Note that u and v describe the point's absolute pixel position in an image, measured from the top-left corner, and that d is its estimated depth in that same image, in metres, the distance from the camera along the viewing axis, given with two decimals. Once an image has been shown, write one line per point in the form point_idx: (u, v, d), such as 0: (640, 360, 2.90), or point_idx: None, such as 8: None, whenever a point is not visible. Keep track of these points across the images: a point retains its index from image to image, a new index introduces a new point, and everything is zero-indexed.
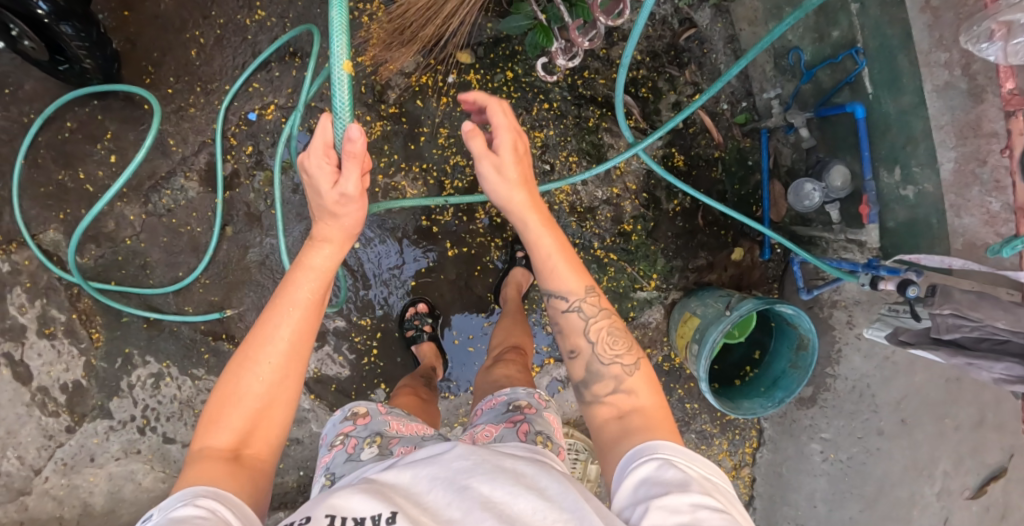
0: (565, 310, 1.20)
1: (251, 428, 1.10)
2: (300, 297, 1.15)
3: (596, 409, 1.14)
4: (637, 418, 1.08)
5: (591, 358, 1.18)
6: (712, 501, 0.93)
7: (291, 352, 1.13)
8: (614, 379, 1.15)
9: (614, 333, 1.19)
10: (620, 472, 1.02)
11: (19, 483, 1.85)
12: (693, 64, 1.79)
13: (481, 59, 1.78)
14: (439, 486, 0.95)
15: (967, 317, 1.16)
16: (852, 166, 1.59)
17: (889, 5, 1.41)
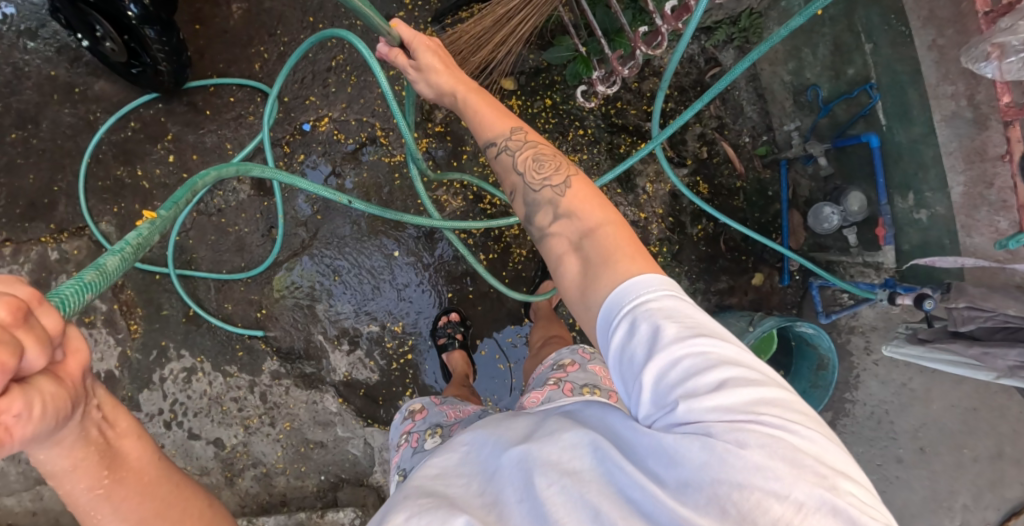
0: (496, 154, 1.18)
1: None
2: (89, 481, 0.83)
3: (549, 243, 1.10)
4: (590, 247, 1.02)
5: (525, 190, 1.15)
6: (688, 341, 0.86)
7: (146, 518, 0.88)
8: (551, 204, 1.11)
9: (540, 159, 1.15)
10: (604, 334, 0.95)
11: (38, 472, 1.90)
12: (718, 99, 1.93)
13: (523, 87, 1.90)
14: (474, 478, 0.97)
15: (982, 307, 1.31)
16: (868, 193, 1.71)
17: (900, 44, 1.55)
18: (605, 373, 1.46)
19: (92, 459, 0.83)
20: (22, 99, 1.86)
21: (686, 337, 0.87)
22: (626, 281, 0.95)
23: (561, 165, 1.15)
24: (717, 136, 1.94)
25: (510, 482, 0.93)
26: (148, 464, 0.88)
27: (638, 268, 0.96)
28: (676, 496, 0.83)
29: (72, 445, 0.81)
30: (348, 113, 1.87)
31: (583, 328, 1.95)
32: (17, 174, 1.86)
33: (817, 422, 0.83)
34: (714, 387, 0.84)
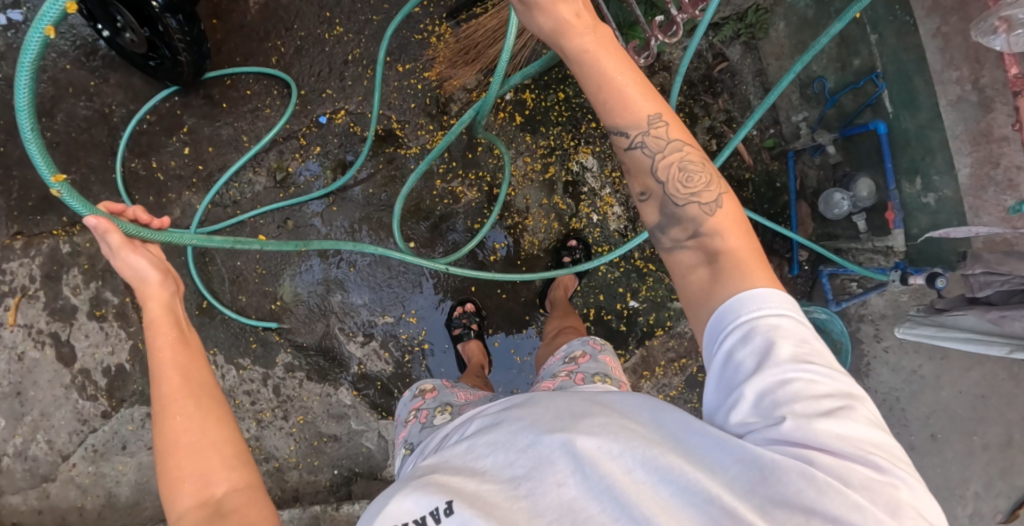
0: (628, 149, 1.08)
1: (206, 475, 1.03)
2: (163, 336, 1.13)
3: (677, 256, 1.08)
4: (729, 263, 1.01)
5: (663, 198, 1.09)
6: (803, 367, 0.92)
7: (188, 384, 1.10)
8: (693, 221, 1.07)
9: (688, 170, 1.08)
10: (711, 337, 0.99)
11: (45, 469, 1.86)
12: (726, 94, 1.99)
13: (537, 81, 1.90)
14: (498, 451, 0.97)
15: (998, 271, 1.35)
16: (876, 179, 1.75)
17: (905, 34, 1.61)
18: (616, 364, 1.47)
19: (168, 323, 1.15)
20: (37, 92, 1.87)
21: (803, 360, 0.92)
22: (753, 287, 0.97)
23: (707, 177, 1.08)
24: (726, 129, 1.99)
25: (539, 468, 0.92)
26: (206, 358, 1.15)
27: (767, 282, 0.98)
28: (759, 514, 0.86)
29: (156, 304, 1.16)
30: (365, 106, 1.90)
31: (596, 320, 1.93)
32: (30, 166, 1.86)
33: (909, 468, 0.90)
34: (825, 414, 0.89)
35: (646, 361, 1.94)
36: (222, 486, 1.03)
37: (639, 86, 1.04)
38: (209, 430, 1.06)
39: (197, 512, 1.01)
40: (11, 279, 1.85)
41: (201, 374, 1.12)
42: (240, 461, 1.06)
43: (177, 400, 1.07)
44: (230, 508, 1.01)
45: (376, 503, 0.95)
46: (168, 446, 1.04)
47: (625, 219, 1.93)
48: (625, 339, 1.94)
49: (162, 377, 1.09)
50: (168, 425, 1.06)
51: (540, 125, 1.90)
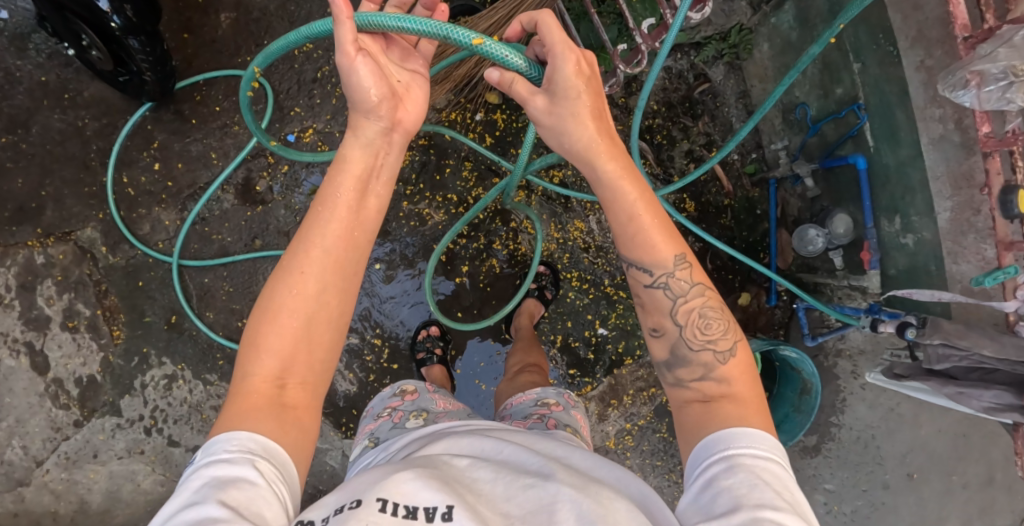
0: (650, 286, 1.12)
1: (294, 356, 1.00)
2: (345, 193, 1.04)
3: (681, 392, 1.12)
4: (728, 407, 1.05)
5: (677, 341, 1.12)
6: (783, 513, 0.91)
7: (332, 258, 1.02)
8: (704, 366, 1.10)
9: (706, 316, 1.12)
10: (697, 461, 1.02)
11: (20, 474, 1.91)
12: (707, 116, 1.90)
13: (508, 101, 1.87)
14: (500, 480, 1.00)
15: (957, 346, 1.24)
16: (854, 215, 1.67)
17: (887, 64, 1.50)
18: (585, 423, 1.44)
19: (358, 178, 1.05)
20: (13, 103, 1.87)
21: (783, 507, 0.92)
22: (748, 425, 1.02)
23: (724, 324, 1.12)
24: (705, 153, 1.90)
25: (539, 512, 0.95)
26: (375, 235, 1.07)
27: (761, 427, 1.02)
28: None
29: (371, 146, 1.07)
30: (336, 125, 1.88)
31: (564, 347, 1.89)
32: (5, 178, 1.87)
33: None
34: None
35: (614, 390, 1.89)
36: (298, 376, 1.01)
37: (665, 227, 1.11)
38: (322, 316, 1.02)
39: (266, 387, 0.98)
40: None
41: (352, 256, 1.04)
42: (325, 360, 1.03)
43: (313, 269, 1.01)
44: (292, 403, 0.99)
45: (371, 478, 0.99)
46: (272, 308, 1.00)
47: (593, 248, 1.89)
48: (592, 367, 1.89)
49: (316, 237, 1.02)
50: (285, 289, 1.01)
51: (511, 147, 1.89)
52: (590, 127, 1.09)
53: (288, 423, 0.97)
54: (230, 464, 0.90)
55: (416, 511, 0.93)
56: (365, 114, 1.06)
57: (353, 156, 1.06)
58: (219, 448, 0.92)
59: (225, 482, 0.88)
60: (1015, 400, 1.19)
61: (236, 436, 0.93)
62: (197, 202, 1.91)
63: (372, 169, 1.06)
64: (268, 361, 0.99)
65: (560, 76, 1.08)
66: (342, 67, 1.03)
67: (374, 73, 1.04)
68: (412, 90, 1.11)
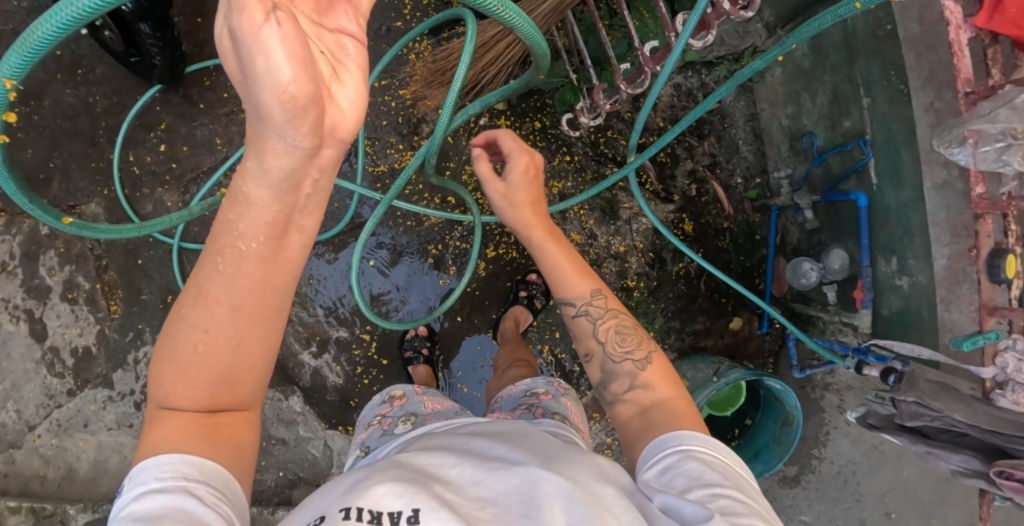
0: (576, 316, 1.21)
1: (215, 397, 0.92)
2: (253, 244, 0.86)
3: (618, 407, 1.13)
4: (659, 414, 1.06)
5: (603, 358, 1.18)
6: (731, 490, 0.92)
7: (243, 309, 0.89)
8: (628, 375, 1.14)
9: (622, 332, 1.19)
10: (646, 459, 1.01)
11: (12, 436, 1.96)
12: (713, 136, 1.87)
13: (514, 107, 1.83)
14: (467, 465, 0.93)
15: (929, 406, 1.23)
16: (851, 250, 1.64)
17: (896, 102, 1.48)
18: (576, 410, 1.44)
19: (269, 226, 0.85)
20: (27, 75, 1.91)
21: (733, 487, 0.93)
22: (688, 428, 1.03)
23: (638, 337, 1.19)
24: (708, 174, 1.87)
25: (509, 495, 0.88)
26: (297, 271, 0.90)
27: (696, 429, 1.03)
28: None
29: (286, 183, 0.84)
30: None
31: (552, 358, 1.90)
32: (16, 147, 1.91)
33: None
34: None
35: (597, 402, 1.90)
36: (229, 402, 0.93)
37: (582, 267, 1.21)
38: (244, 364, 0.91)
39: (194, 419, 0.92)
40: None
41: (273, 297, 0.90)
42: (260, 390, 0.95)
43: (224, 325, 0.89)
44: (225, 422, 0.93)
45: (337, 492, 0.90)
46: (182, 358, 0.90)
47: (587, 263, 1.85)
48: (577, 379, 1.90)
49: (222, 293, 0.88)
50: (192, 343, 0.90)
51: None
52: (525, 210, 1.20)
53: (222, 440, 0.91)
54: (163, 494, 0.84)
55: (381, 516, 0.84)
56: (274, 134, 0.80)
57: (260, 196, 0.85)
58: (147, 476, 0.86)
59: (155, 516, 0.81)
60: (981, 466, 1.19)
61: (166, 461, 0.87)
62: (198, 186, 1.93)
63: (293, 207, 0.86)
64: (188, 397, 0.92)
65: (510, 174, 1.20)
66: (242, 41, 0.74)
67: (294, 52, 0.75)
68: (342, 70, 0.82)
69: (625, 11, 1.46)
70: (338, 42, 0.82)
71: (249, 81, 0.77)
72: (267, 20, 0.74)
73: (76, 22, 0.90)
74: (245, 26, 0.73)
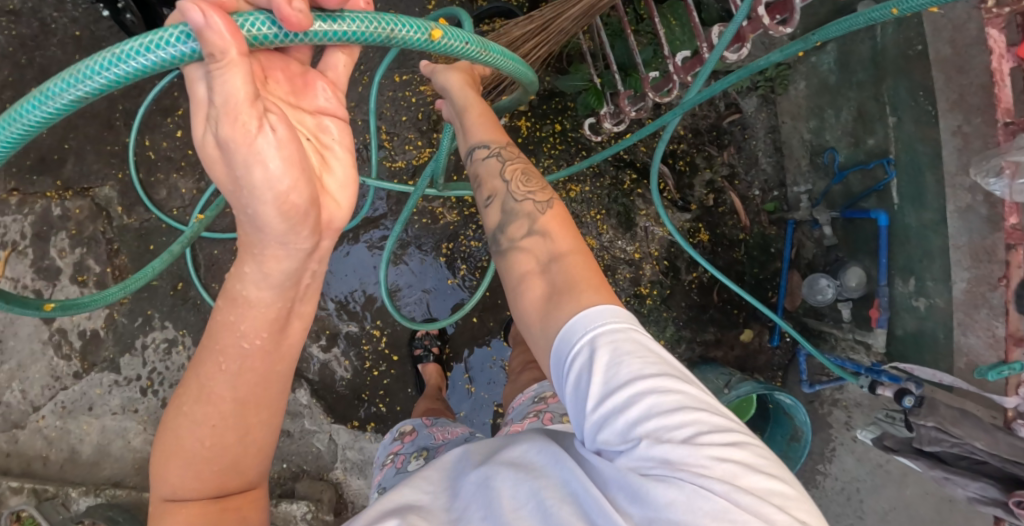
0: (486, 157, 1.14)
1: (218, 488, 0.92)
2: (257, 340, 0.92)
3: (515, 257, 1.07)
4: (561, 273, 0.99)
5: (503, 196, 1.12)
6: (648, 377, 0.84)
7: (249, 400, 0.93)
8: (528, 219, 1.08)
9: (526, 172, 1.13)
10: (558, 364, 0.92)
11: (16, 416, 1.96)
12: (733, 147, 1.86)
13: (535, 109, 1.81)
14: (429, 490, 0.92)
15: (949, 431, 1.24)
16: (868, 269, 1.64)
17: (923, 124, 1.47)
18: None
19: (273, 319, 0.93)
20: (46, 54, 1.91)
21: (651, 372, 0.84)
22: (590, 308, 0.92)
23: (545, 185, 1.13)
24: (726, 185, 1.86)
25: (471, 506, 0.87)
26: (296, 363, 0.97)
27: (605, 300, 0.94)
28: None
29: (288, 278, 0.92)
30: (357, 114, 1.83)
31: None
32: None
33: (795, 508, 0.78)
34: (686, 432, 0.80)
35: None
36: (231, 488, 0.93)
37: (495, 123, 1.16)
38: (252, 452, 0.94)
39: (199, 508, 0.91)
40: (4, 232, 1.90)
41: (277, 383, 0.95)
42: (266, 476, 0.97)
43: (228, 417, 0.92)
44: (234, 506, 0.93)
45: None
46: (185, 453, 0.91)
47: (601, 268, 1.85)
48: None
49: (227, 388, 0.92)
50: (196, 439, 0.91)
51: (533, 156, 1.81)
52: (452, 74, 1.20)
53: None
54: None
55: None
56: (275, 242, 0.88)
57: (260, 297, 0.92)
58: None
59: None
60: (998, 495, 1.19)
61: None
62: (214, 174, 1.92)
63: (294, 295, 0.94)
64: (191, 489, 0.91)
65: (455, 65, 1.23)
66: (238, 159, 0.82)
67: (288, 158, 0.84)
68: (330, 158, 0.92)
69: (657, 18, 1.45)
70: (319, 123, 0.94)
71: (245, 187, 0.85)
72: (260, 128, 0.82)
73: (21, 138, 0.93)
74: (239, 138, 0.81)
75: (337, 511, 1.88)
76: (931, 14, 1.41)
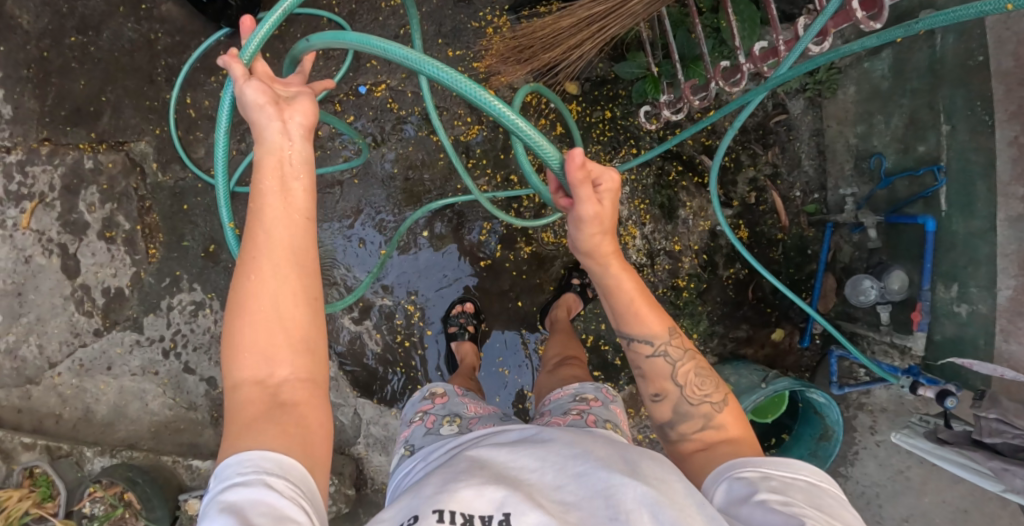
0: (650, 356, 1.18)
1: (273, 362, 0.95)
2: (268, 185, 0.98)
3: (681, 444, 1.15)
4: (723, 447, 1.10)
5: (679, 400, 1.17)
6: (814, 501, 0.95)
7: (289, 249, 0.97)
8: (703, 417, 1.15)
9: (701, 376, 1.18)
10: (722, 480, 1.03)
11: (31, 372, 1.90)
12: (778, 147, 1.88)
13: (586, 94, 1.83)
14: (546, 469, 1.00)
15: (1012, 424, 1.36)
16: (910, 273, 1.66)
17: (978, 133, 1.50)
18: (624, 419, 1.41)
19: (275, 167, 0.99)
20: (89, 4, 1.87)
21: (817, 498, 0.96)
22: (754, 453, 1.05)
23: (715, 380, 1.18)
24: (768, 184, 1.89)
25: (592, 499, 0.95)
26: (311, 209, 0.99)
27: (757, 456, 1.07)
28: None
29: (273, 144, 1.00)
30: (408, 85, 1.82)
31: (593, 347, 1.89)
32: (68, 77, 1.87)
33: None
34: None
35: (634, 398, 1.90)
36: (286, 371, 0.96)
37: (654, 309, 1.17)
38: (290, 311, 0.96)
39: (261, 397, 0.94)
40: (32, 183, 1.87)
41: (293, 228, 0.98)
42: (315, 348, 0.98)
43: (271, 286, 0.96)
44: (294, 400, 0.95)
45: (426, 490, 0.98)
46: (244, 337, 0.95)
47: (642, 256, 1.86)
48: (617, 373, 1.89)
49: (265, 237, 0.97)
50: (247, 313, 0.95)
51: (580, 141, 1.84)
52: (606, 242, 1.11)
53: (290, 425, 0.93)
54: (245, 487, 0.85)
55: (473, 519, 0.93)
56: (255, 122, 1.01)
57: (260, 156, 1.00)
58: (231, 472, 0.88)
59: (243, 509, 0.83)
60: None
61: (248, 458, 0.88)
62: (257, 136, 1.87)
63: (285, 159, 1.00)
64: (256, 368, 0.95)
65: (602, 194, 1.08)
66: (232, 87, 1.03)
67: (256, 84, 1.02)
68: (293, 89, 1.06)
69: (731, 14, 1.46)
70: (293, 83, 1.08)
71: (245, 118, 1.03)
72: (242, 77, 1.02)
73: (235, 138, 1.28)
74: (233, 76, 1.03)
75: (358, 486, 1.86)
76: (995, 25, 1.44)
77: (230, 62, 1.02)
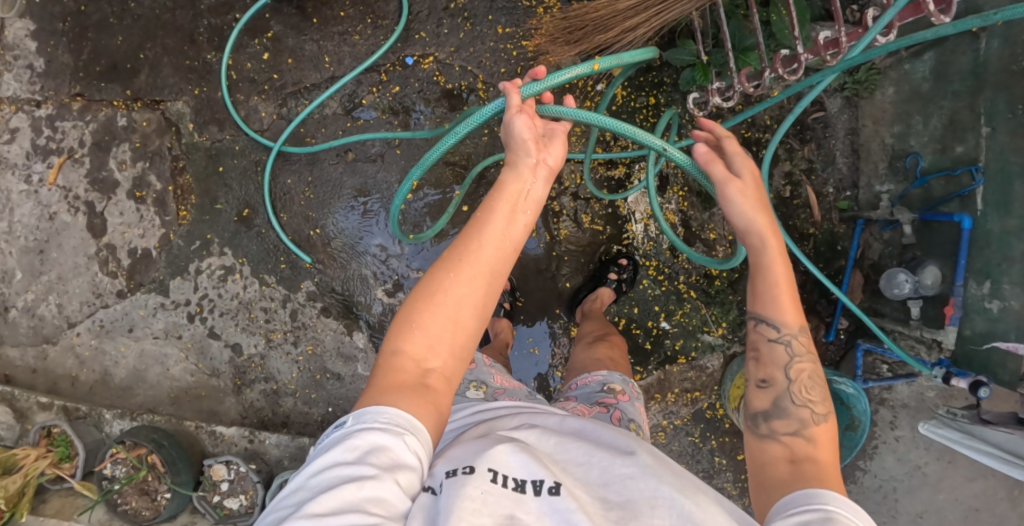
0: (774, 340, 1.19)
1: (434, 352, 1.03)
2: (502, 207, 1.12)
3: (769, 444, 1.14)
4: (811, 467, 1.08)
5: (783, 392, 1.18)
6: None
7: (491, 269, 1.08)
8: (799, 421, 1.15)
9: (813, 379, 1.18)
10: (779, 507, 1.02)
11: (48, 331, 1.86)
12: (814, 143, 1.94)
13: (631, 79, 1.86)
14: (596, 467, 0.99)
15: None
16: (943, 270, 1.70)
17: (1019, 135, 1.55)
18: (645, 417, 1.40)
19: (508, 193, 1.14)
20: None
21: None
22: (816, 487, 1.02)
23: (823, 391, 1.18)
24: (804, 179, 1.95)
25: (637, 502, 0.95)
26: (520, 239, 1.11)
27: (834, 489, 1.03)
28: None
29: (518, 176, 1.17)
30: (455, 59, 1.89)
31: (625, 331, 1.92)
32: (106, 32, 1.83)
33: None
34: None
35: (661, 384, 1.91)
36: (436, 363, 1.03)
37: (791, 295, 1.19)
38: (466, 318, 1.05)
39: (415, 372, 1.02)
40: (61, 138, 1.83)
41: (504, 246, 1.09)
42: (464, 355, 1.06)
43: (463, 289, 1.05)
44: (436, 387, 1.02)
45: (478, 447, 0.99)
46: (425, 318, 1.04)
47: (678, 242, 1.90)
48: (646, 357, 1.91)
49: (480, 245, 1.08)
50: (439, 302, 1.04)
51: (624, 125, 1.87)
52: (761, 217, 1.19)
53: (427, 402, 0.99)
54: (379, 432, 0.93)
55: (524, 484, 0.93)
56: (518, 155, 1.19)
57: (506, 180, 1.16)
58: (368, 416, 0.96)
59: (366, 448, 0.91)
60: None
61: (386, 411, 0.96)
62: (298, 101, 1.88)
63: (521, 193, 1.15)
64: (418, 347, 1.03)
65: (741, 170, 1.23)
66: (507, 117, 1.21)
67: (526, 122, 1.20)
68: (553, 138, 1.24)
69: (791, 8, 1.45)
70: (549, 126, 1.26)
71: (508, 146, 1.21)
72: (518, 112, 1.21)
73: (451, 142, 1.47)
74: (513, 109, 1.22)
75: None
76: None
77: (511, 94, 1.23)
